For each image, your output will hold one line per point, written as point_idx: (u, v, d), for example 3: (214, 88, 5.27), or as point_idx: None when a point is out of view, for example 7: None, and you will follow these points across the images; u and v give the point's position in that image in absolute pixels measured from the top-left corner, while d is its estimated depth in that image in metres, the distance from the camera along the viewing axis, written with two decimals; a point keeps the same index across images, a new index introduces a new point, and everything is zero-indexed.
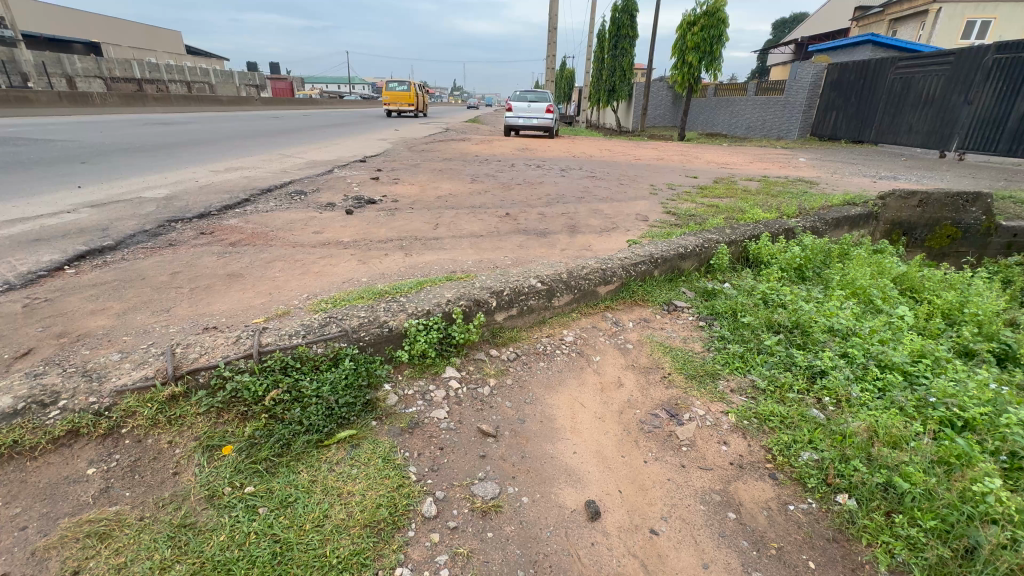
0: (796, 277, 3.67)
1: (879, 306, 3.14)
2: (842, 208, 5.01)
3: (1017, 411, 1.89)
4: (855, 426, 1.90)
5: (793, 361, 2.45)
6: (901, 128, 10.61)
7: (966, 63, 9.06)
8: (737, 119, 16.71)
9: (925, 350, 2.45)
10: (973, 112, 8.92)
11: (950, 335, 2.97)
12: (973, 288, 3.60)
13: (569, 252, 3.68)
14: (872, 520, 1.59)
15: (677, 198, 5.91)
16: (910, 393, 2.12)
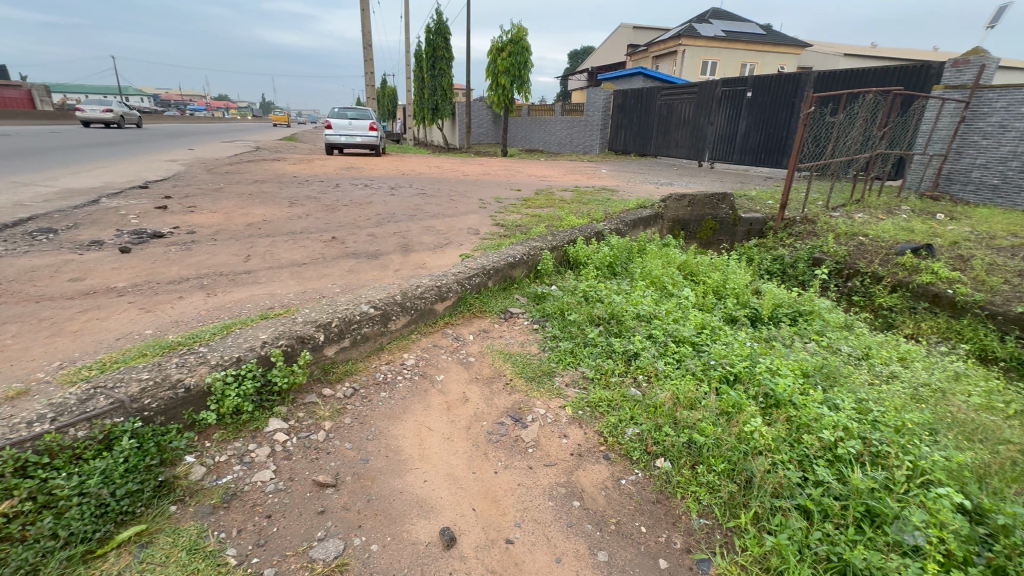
0: (609, 273, 4.19)
1: (671, 291, 3.77)
2: (636, 211, 5.91)
3: (765, 361, 2.46)
4: (662, 396, 2.23)
5: (612, 348, 2.77)
6: (670, 144, 13.05)
7: (705, 92, 11.59)
8: (549, 136, 18.55)
9: (704, 322, 3.01)
10: (715, 131, 11.45)
11: (721, 307, 3.73)
12: (729, 267, 4.59)
13: (404, 272, 3.59)
14: (683, 475, 1.86)
15: (504, 210, 6.27)
16: (698, 359, 2.58)
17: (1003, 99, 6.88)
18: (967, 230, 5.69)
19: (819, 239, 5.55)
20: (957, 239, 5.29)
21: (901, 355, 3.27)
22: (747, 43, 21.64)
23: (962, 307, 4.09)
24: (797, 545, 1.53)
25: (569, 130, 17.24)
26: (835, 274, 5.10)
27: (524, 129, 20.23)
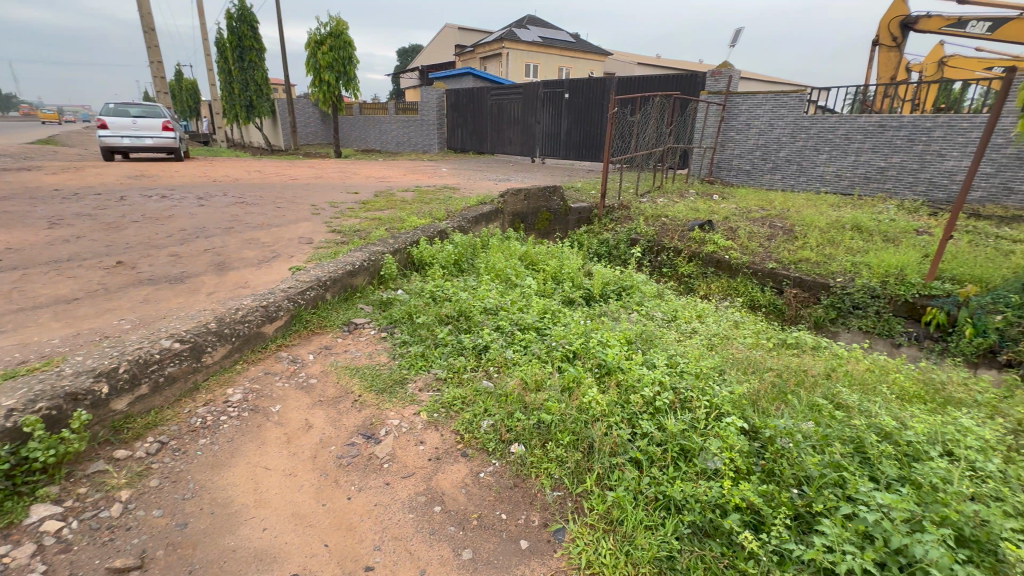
0: (456, 271, 4.22)
1: (515, 281, 3.96)
2: (477, 208, 6.06)
3: (596, 335, 2.75)
4: (511, 384, 2.33)
5: (462, 345, 2.80)
6: (504, 141, 13.70)
7: (530, 93, 12.42)
8: (385, 135, 17.93)
9: (545, 306, 3.24)
10: (542, 130, 12.38)
11: (560, 291, 4.06)
12: (563, 254, 5.01)
13: (220, 295, 3.10)
14: (535, 454, 1.97)
15: (341, 215, 5.86)
16: (542, 342, 2.76)
17: (746, 102, 8.87)
18: (733, 207, 7.16)
19: (633, 222, 6.41)
20: (727, 215, 6.62)
21: (698, 313, 3.98)
22: (560, 49, 23.75)
23: (735, 268, 5.12)
24: (632, 493, 1.74)
25: (405, 129, 16.90)
26: (648, 251, 5.94)
27: (357, 128, 19.20)
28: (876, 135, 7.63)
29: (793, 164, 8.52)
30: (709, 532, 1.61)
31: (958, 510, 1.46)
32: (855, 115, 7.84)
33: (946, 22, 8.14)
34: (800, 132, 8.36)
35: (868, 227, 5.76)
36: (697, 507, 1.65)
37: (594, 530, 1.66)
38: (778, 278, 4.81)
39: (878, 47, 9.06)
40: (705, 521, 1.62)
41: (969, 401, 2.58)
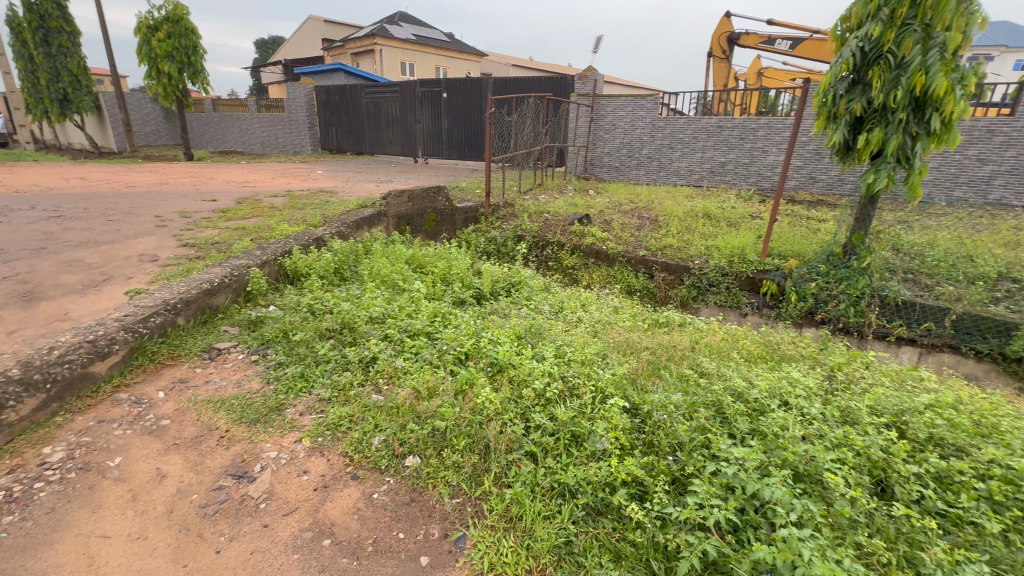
0: (337, 280, 3.95)
1: (402, 286, 3.82)
2: (357, 212, 5.73)
3: (487, 335, 2.75)
4: (403, 394, 2.24)
5: (347, 359, 2.62)
6: (383, 141, 13.18)
7: (407, 91, 12.11)
8: (246, 135, 16.16)
9: (436, 310, 3.16)
10: (422, 129, 12.16)
11: (450, 292, 4.02)
12: (451, 255, 4.96)
13: (28, 332, 2.51)
14: (431, 464, 1.91)
15: (196, 226, 5.14)
16: (433, 347, 2.68)
17: (611, 104, 9.63)
18: (607, 201, 7.74)
19: (518, 220, 6.60)
20: (602, 208, 7.14)
21: (583, 302, 4.21)
22: (436, 48, 23.48)
23: (612, 258, 5.53)
24: (529, 487, 1.78)
25: (270, 128, 15.39)
26: (534, 247, 6.14)
27: (211, 127, 16.98)
28: (717, 135, 8.80)
29: (654, 161, 9.48)
30: (601, 510, 1.71)
31: (793, 451, 1.73)
32: (699, 116, 8.94)
33: (761, 39, 9.65)
34: (657, 132, 9.32)
35: (716, 214, 6.62)
36: (590, 489, 1.73)
37: (495, 531, 1.66)
38: (648, 265, 5.30)
39: (713, 59, 10.44)
40: (597, 500, 1.71)
41: (797, 356, 3.10)
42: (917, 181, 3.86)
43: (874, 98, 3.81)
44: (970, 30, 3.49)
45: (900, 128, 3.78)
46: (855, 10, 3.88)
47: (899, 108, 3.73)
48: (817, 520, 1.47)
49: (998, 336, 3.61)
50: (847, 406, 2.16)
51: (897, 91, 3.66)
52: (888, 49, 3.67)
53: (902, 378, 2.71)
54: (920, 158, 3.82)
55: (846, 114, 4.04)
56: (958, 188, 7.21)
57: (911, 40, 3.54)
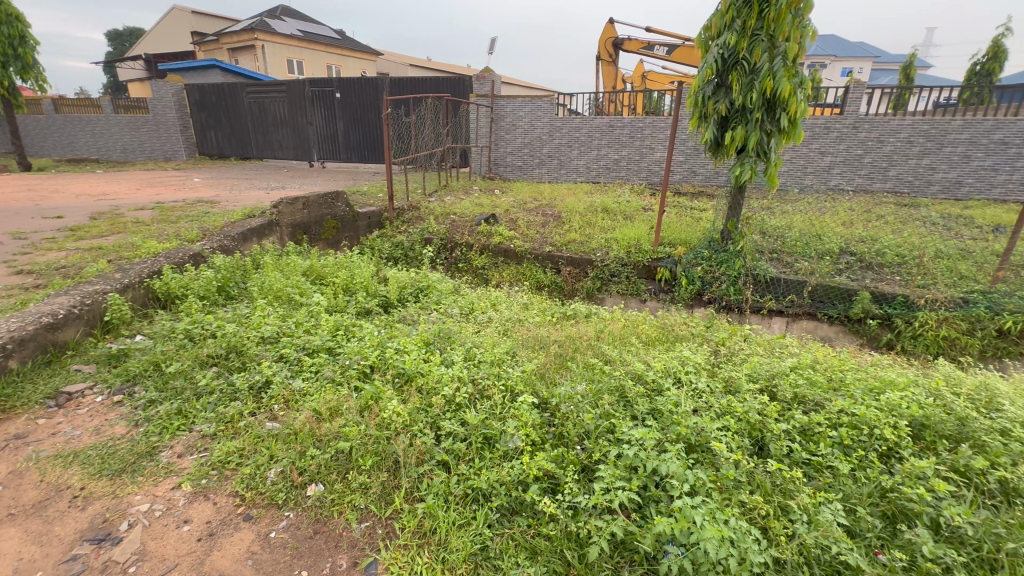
0: (221, 299, 3.56)
1: (300, 300, 3.55)
2: (243, 223, 5.22)
3: (393, 344, 2.65)
4: (301, 418, 2.07)
5: (235, 387, 2.36)
6: (271, 145, 12.17)
7: (295, 91, 11.30)
8: (101, 140, 14.01)
9: (338, 323, 2.97)
10: (315, 131, 11.44)
11: (353, 302, 3.81)
12: (353, 263, 4.71)
13: None
14: (336, 490, 1.79)
15: (36, 249, 4.34)
16: (335, 363, 2.52)
17: (510, 105, 9.82)
18: (512, 200, 7.86)
19: (424, 223, 6.47)
20: (507, 207, 7.25)
21: (493, 302, 4.23)
22: (325, 45, 21.99)
23: (520, 256, 5.64)
24: (442, 498, 1.74)
25: (131, 132, 13.49)
26: (442, 249, 6.05)
27: (53, 131, 14.48)
28: (609, 134, 9.34)
29: (554, 159, 9.84)
30: (516, 509, 1.72)
31: (684, 425, 1.88)
32: (592, 116, 9.43)
33: (641, 45, 10.41)
34: (555, 131, 9.68)
35: (613, 208, 7.02)
36: (503, 490, 1.74)
37: (408, 550, 1.59)
38: (555, 260, 5.47)
39: (601, 62, 11.06)
40: (511, 500, 1.72)
41: (688, 335, 3.39)
42: (774, 173, 4.41)
43: (735, 99, 4.28)
44: (804, 41, 4.07)
45: (757, 126, 4.28)
46: (714, 20, 4.33)
47: (755, 108, 4.23)
48: (706, 486, 1.61)
49: (843, 302, 4.23)
50: (729, 376, 2.39)
51: (752, 93, 4.15)
52: (742, 57, 4.15)
53: (773, 346, 3.08)
54: (775, 152, 4.37)
55: (714, 114, 4.50)
56: (807, 177, 8.37)
57: (760, 48, 4.03)
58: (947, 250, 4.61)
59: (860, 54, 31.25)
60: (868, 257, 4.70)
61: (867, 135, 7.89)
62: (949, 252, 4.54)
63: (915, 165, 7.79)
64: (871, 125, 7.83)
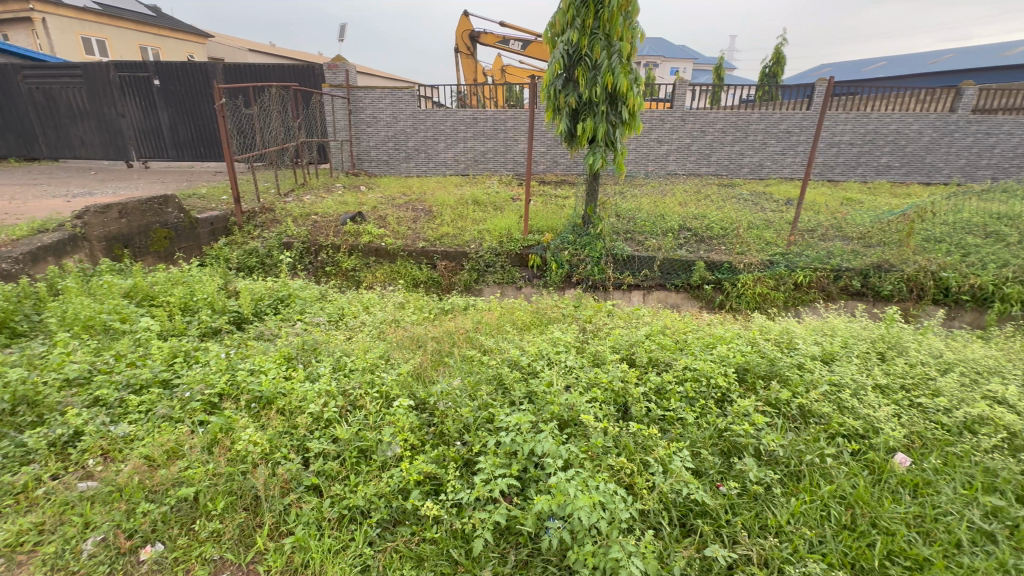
0: (2, 339, 2.80)
1: (121, 328, 2.94)
2: (30, 238, 4.13)
3: (246, 366, 2.33)
4: (127, 469, 1.72)
5: (28, 447, 1.87)
6: (66, 142, 9.79)
7: (94, 76, 9.24)
8: None
9: (174, 350, 2.52)
10: (131, 125, 9.57)
11: (195, 322, 3.29)
12: (194, 277, 4.06)
13: None
14: (181, 545, 1.54)
15: None
16: (172, 398, 2.13)
17: (368, 96, 9.32)
18: (379, 197, 7.52)
19: (281, 226, 5.86)
20: (374, 204, 6.92)
21: (365, 305, 3.99)
22: (136, 22, 16.71)
23: (393, 254, 5.42)
24: (314, 526, 1.61)
25: None
26: (305, 253, 5.54)
27: None
28: (473, 126, 9.40)
29: (421, 153, 9.62)
30: (399, 519, 1.66)
31: (557, 404, 1.97)
32: (455, 109, 9.39)
33: (497, 39, 10.63)
34: (419, 124, 9.45)
35: (483, 200, 7.11)
36: (382, 502, 1.66)
37: None
38: (429, 255, 5.36)
39: (459, 54, 11.04)
40: (392, 510, 1.66)
41: (559, 316, 3.58)
42: (621, 161, 4.86)
43: (582, 93, 4.60)
44: (635, 41, 4.52)
45: (604, 118, 4.66)
46: (558, 18, 4.54)
47: (600, 102, 4.59)
48: (579, 458, 1.72)
49: (685, 271, 4.85)
50: (595, 350, 2.57)
51: (596, 87, 4.49)
52: (585, 53, 4.45)
53: (631, 318, 3.40)
54: (620, 142, 4.81)
55: (565, 107, 4.76)
56: (650, 164, 9.42)
57: (599, 46, 4.37)
58: (756, 221, 5.54)
59: (681, 54, 35.88)
60: (701, 232, 5.46)
61: (692, 127, 9.12)
62: (758, 223, 5.48)
63: (730, 152, 9.23)
64: (695, 117, 9.05)
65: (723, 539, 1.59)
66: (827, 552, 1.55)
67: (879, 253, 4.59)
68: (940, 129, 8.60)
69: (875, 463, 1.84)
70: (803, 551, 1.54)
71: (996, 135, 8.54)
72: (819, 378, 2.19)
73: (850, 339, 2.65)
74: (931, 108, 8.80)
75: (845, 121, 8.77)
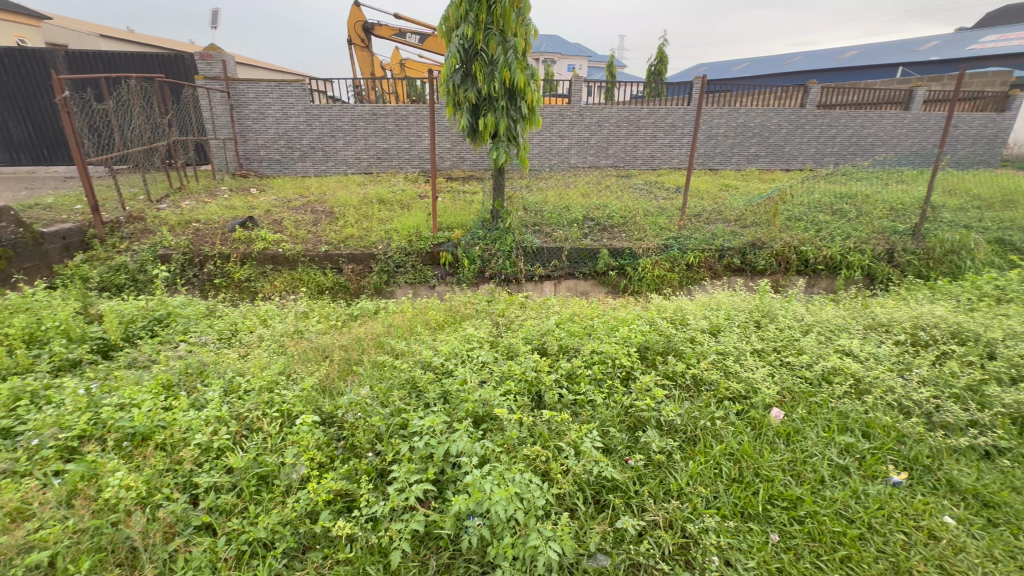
0: None
1: None
2: None
3: (114, 400, 2.01)
4: None
5: None
6: None
7: None
8: None
9: (16, 391, 2.10)
10: None
11: (46, 356, 2.79)
12: (42, 302, 3.43)
13: None
14: None
15: None
16: (15, 448, 1.78)
17: (251, 90, 8.53)
18: (273, 199, 6.94)
19: (155, 236, 5.17)
20: (267, 208, 6.37)
21: (263, 318, 3.66)
22: None
23: (292, 260, 5.03)
24: (209, 568, 1.45)
25: None
26: (187, 265, 4.96)
27: None
28: (373, 122, 9.00)
29: (318, 151, 9.02)
30: (309, 545, 1.55)
31: (471, 401, 1.97)
32: (352, 104, 8.94)
33: (392, 32, 10.26)
34: (313, 120, 8.86)
35: (388, 199, 6.85)
36: (289, 530, 1.54)
37: None
38: (334, 259, 5.06)
39: (353, 47, 10.49)
40: (300, 536, 1.55)
41: (473, 313, 3.56)
42: (524, 155, 4.95)
43: (481, 88, 4.59)
44: (529, 38, 4.61)
45: (504, 113, 4.70)
46: (451, 11, 4.48)
47: (499, 97, 4.62)
48: (495, 452, 1.73)
49: (591, 260, 5.08)
50: (509, 343, 2.59)
51: (495, 83, 4.52)
52: (480, 48, 4.45)
53: (542, 308, 3.48)
54: (522, 137, 4.90)
55: (465, 102, 4.72)
56: (553, 158, 9.73)
57: (494, 41, 4.39)
58: (651, 209, 5.96)
59: (576, 52, 37.39)
60: (603, 221, 5.75)
61: (589, 121, 9.56)
62: (652, 211, 5.90)
63: (624, 144, 9.83)
64: (591, 112, 9.49)
65: (632, 509, 1.69)
66: (721, 506, 1.72)
67: (753, 232, 5.16)
68: (794, 122, 9.88)
69: (756, 420, 2.08)
70: (701, 508, 1.69)
71: (835, 127, 10.02)
72: (707, 349, 2.42)
73: (732, 311, 2.95)
74: (786, 103, 10.06)
75: (720, 116, 9.74)
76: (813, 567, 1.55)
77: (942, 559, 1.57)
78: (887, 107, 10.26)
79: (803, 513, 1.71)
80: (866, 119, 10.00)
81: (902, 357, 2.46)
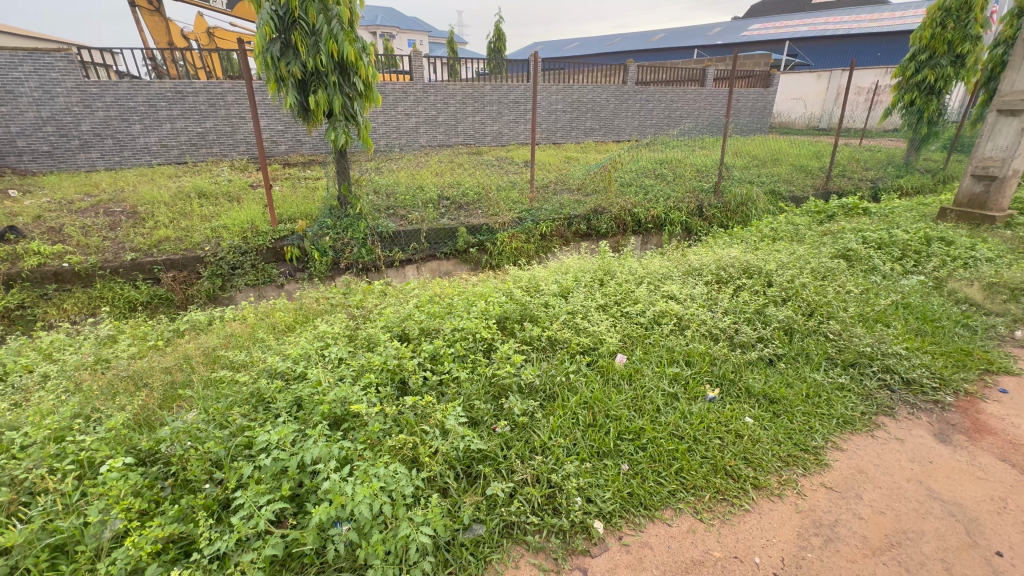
0: None
1: None
2: None
3: None
4: None
5: None
6: None
7: None
8: None
9: None
10: None
11: None
12: None
13: None
14: None
15: None
16: None
17: None
18: (44, 201, 5.49)
19: None
20: (36, 212, 5.01)
21: (48, 351, 2.90)
22: None
23: (86, 275, 4.07)
24: None
25: None
26: None
27: None
28: (179, 102, 7.58)
29: (105, 138, 7.30)
30: None
31: (327, 402, 1.82)
32: (147, 80, 7.41)
33: None
34: (92, 100, 7.14)
35: (210, 192, 5.90)
36: None
37: None
38: (145, 268, 4.22)
39: (138, 9, 8.54)
40: None
41: (327, 308, 3.29)
42: (366, 135, 4.64)
43: (306, 62, 4.13)
44: (354, 7, 4.27)
45: (337, 89, 4.32)
46: None
47: (329, 72, 4.22)
48: (356, 450, 1.64)
49: (451, 239, 5.05)
50: (368, 334, 2.44)
51: (321, 56, 4.11)
52: (298, 16, 3.97)
53: (403, 294, 3.36)
54: (361, 115, 4.57)
55: (290, 78, 4.20)
56: (401, 138, 9.35)
57: (314, 9, 3.96)
58: (503, 184, 6.12)
59: (414, 26, 36.05)
60: (458, 199, 5.74)
61: (434, 98, 9.36)
62: (504, 185, 6.07)
63: (472, 121, 9.87)
64: (435, 89, 9.29)
65: (502, 473, 1.76)
66: (579, 451, 1.88)
67: (594, 200, 5.64)
68: (619, 97, 10.95)
69: (604, 367, 2.30)
70: (562, 457, 1.83)
71: (652, 102, 11.35)
72: (559, 311, 2.59)
73: (580, 273, 3.19)
74: (611, 81, 11.04)
75: (557, 92, 10.33)
76: (656, 485, 1.80)
77: (746, 452, 1.95)
78: (688, 84, 11.94)
79: (646, 440, 1.95)
80: (674, 94, 11.52)
81: (711, 295, 2.93)
